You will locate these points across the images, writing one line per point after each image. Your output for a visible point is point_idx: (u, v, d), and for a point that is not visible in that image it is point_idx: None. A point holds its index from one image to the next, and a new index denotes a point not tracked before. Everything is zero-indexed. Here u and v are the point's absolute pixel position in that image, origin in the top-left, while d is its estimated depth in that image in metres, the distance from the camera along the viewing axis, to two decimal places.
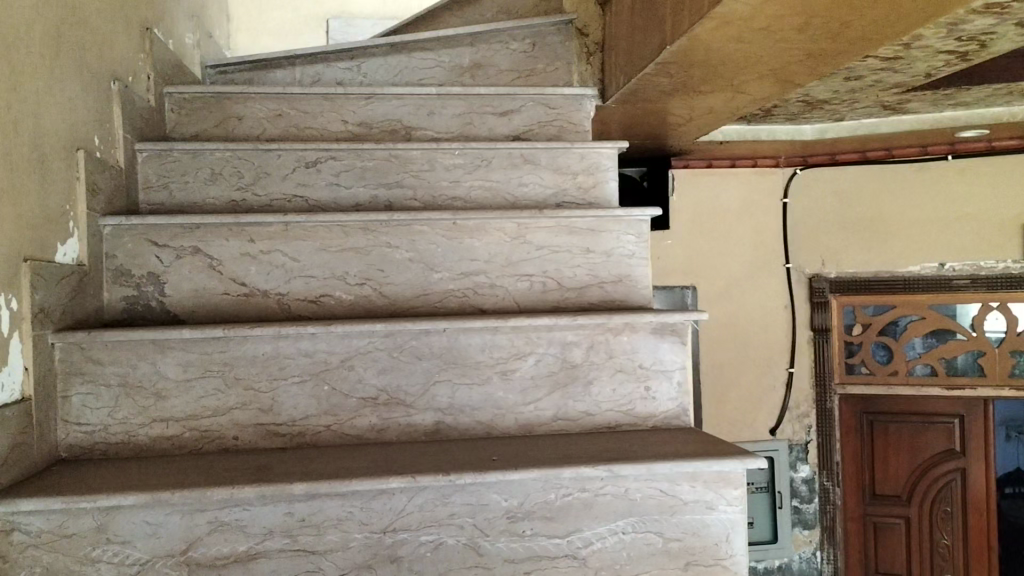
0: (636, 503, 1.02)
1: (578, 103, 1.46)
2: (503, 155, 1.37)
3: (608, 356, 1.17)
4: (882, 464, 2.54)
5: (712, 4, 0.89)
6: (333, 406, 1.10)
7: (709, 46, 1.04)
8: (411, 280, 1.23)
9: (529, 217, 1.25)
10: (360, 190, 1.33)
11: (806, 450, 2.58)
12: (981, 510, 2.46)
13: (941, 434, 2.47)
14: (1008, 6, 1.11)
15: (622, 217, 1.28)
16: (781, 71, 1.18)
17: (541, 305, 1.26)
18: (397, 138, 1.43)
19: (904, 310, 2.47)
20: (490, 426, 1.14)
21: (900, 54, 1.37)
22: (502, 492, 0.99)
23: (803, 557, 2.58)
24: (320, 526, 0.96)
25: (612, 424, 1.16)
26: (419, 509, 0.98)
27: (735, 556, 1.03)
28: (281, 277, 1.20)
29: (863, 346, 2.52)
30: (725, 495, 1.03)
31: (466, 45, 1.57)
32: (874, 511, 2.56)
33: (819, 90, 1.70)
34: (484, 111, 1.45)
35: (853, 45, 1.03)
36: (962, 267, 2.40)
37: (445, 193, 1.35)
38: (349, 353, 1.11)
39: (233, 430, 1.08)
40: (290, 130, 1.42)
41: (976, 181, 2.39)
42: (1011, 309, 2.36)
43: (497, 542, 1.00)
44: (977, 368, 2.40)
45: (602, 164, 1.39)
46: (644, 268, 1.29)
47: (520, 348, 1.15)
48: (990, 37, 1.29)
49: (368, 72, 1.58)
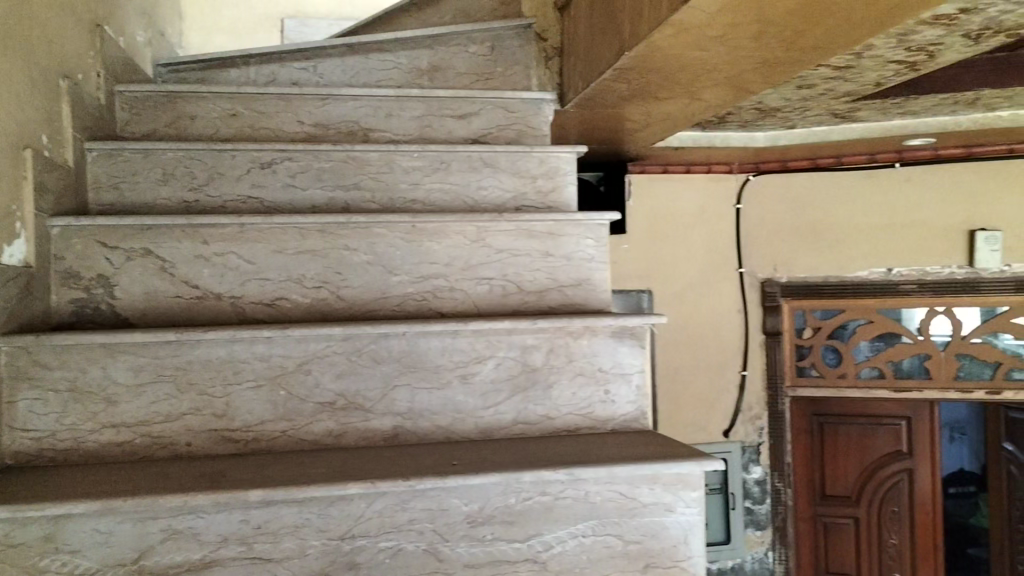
0: (596, 506, 1.02)
1: (537, 107, 1.46)
2: (462, 158, 1.36)
3: (568, 360, 1.17)
4: (832, 465, 2.62)
5: (670, 11, 0.90)
6: (290, 411, 1.09)
7: (667, 52, 1.05)
8: (369, 283, 1.22)
9: (488, 220, 1.25)
10: (317, 192, 1.31)
11: (759, 451, 2.61)
12: (927, 511, 2.57)
13: (889, 436, 2.58)
14: (956, 17, 1.14)
15: (581, 220, 1.28)
16: (736, 79, 1.19)
17: (502, 309, 1.26)
18: (354, 140, 1.42)
19: (853, 314, 2.52)
20: (449, 430, 1.13)
21: (852, 64, 1.40)
22: (462, 497, 0.99)
23: (756, 557, 2.60)
24: (276, 534, 0.94)
25: (571, 428, 1.17)
26: (378, 514, 0.97)
27: (695, 557, 1.04)
28: (235, 280, 1.18)
29: (813, 348, 2.57)
30: (683, 497, 1.04)
31: (424, 46, 1.55)
32: (824, 511, 2.63)
33: (773, 98, 1.73)
34: (443, 114, 1.45)
35: (806, 54, 1.06)
36: (909, 272, 2.45)
37: (404, 196, 1.34)
38: (306, 356, 1.10)
39: (186, 436, 1.06)
40: (244, 130, 1.40)
41: (922, 188, 2.45)
42: (955, 312, 2.42)
43: (457, 547, 0.99)
44: (922, 371, 2.47)
45: (561, 168, 1.39)
46: (603, 272, 1.30)
47: (479, 352, 1.15)
48: (938, 47, 1.32)
49: (325, 73, 1.56)
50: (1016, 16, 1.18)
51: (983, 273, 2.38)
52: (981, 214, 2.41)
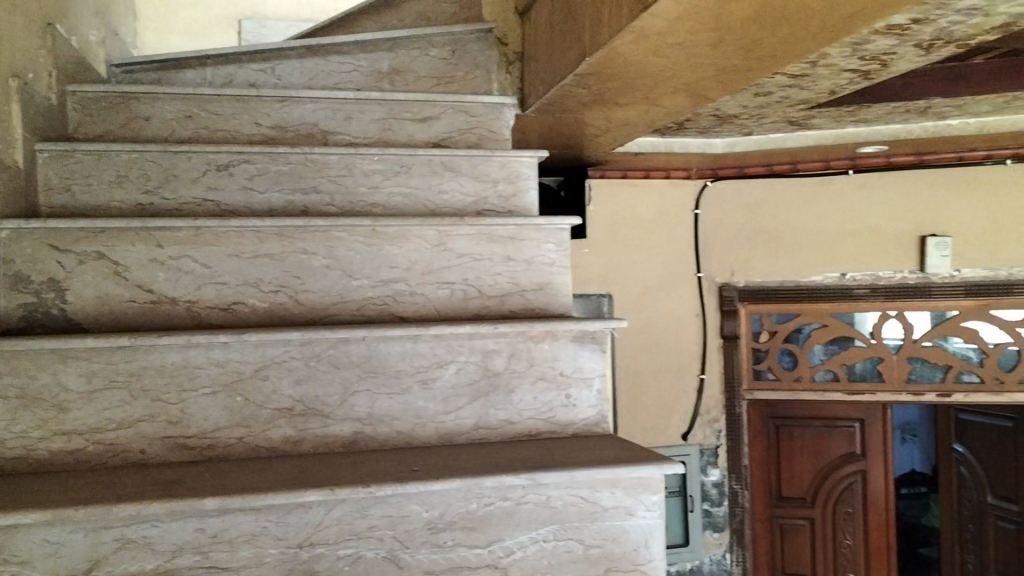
0: (558, 510, 1.02)
1: (497, 112, 1.46)
2: (423, 162, 1.36)
3: (529, 364, 1.17)
4: (788, 467, 2.68)
5: (630, 18, 0.90)
6: (246, 418, 1.07)
7: (627, 59, 1.06)
8: (328, 287, 1.21)
9: (450, 224, 1.25)
10: (276, 195, 1.30)
11: (716, 454, 2.62)
12: (879, 511, 2.68)
13: (844, 437, 2.66)
14: (908, 27, 1.16)
15: (542, 224, 1.28)
16: (695, 86, 1.21)
17: (463, 313, 1.26)
18: (313, 142, 1.41)
19: (808, 318, 2.57)
20: (410, 436, 1.12)
21: (807, 72, 1.42)
22: (422, 503, 0.98)
23: (714, 559, 2.62)
24: (232, 542, 0.93)
25: (532, 432, 1.16)
26: (337, 522, 0.95)
27: (655, 561, 1.05)
28: (190, 284, 1.16)
29: (769, 352, 2.60)
30: (643, 501, 1.04)
31: (384, 49, 1.54)
32: (781, 512, 2.68)
33: (730, 105, 1.75)
34: (404, 117, 1.44)
35: (764, 61, 1.07)
36: (862, 277, 2.50)
37: (364, 199, 1.33)
38: (263, 361, 1.08)
39: (140, 444, 1.04)
40: (200, 132, 1.38)
41: (874, 195, 2.51)
42: (907, 316, 2.48)
43: (418, 553, 0.98)
44: (875, 373, 2.54)
45: (522, 172, 1.39)
46: (565, 276, 1.30)
47: (440, 357, 1.14)
48: (891, 57, 1.34)
49: (283, 75, 1.54)
50: (965, 27, 1.21)
51: (933, 278, 2.44)
52: (932, 221, 2.46)
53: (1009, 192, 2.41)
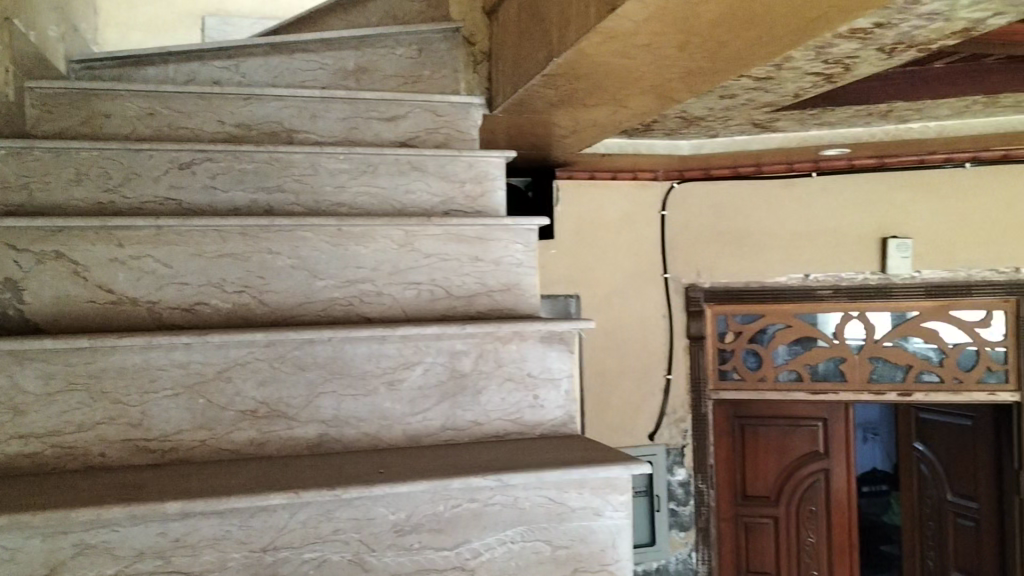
0: (525, 512, 1.02)
1: (465, 112, 1.46)
2: (390, 161, 1.35)
3: (496, 365, 1.16)
4: (752, 466, 2.71)
5: (598, 18, 0.90)
6: (209, 420, 1.05)
7: (594, 60, 1.06)
8: (292, 287, 1.19)
9: (417, 224, 1.24)
10: (239, 194, 1.28)
11: (682, 454, 2.64)
12: (842, 510, 2.72)
13: (807, 436, 2.71)
14: (871, 31, 1.18)
15: (509, 225, 1.28)
16: (662, 88, 1.21)
17: (429, 314, 1.25)
18: (278, 141, 1.39)
19: (773, 318, 2.60)
20: (376, 438, 1.11)
21: (772, 75, 1.44)
22: (389, 505, 0.97)
23: (680, 558, 2.63)
24: (194, 547, 0.91)
25: (499, 433, 1.16)
26: (302, 525, 0.94)
27: (621, 561, 1.05)
28: (151, 284, 1.14)
29: (735, 352, 2.62)
30: (610, 501, 1.04)
31: (350, 47, 1.53)
32: (745, 511, 2.71)
33: (696, 107, 1.76)
34: (370, 116, 1.43)
35: (729, 63, 1.07)
36: (825, 278, 2.53)
37: (329, 199, 1.32)
38: (226, 363, 1.06)
39: (100, 447, 1.02)
40: (162, 131, 1.36)
41: (837, 196, 2.54)
42: (869, 317, 2.52)
43: (384, 556, 0.97)
44: (837, 373, 2.57)
45: (490, 173, 1.39)
46: (532, 277, 1.30)
47: (407, 358, 1.13)
48: (853, 60, 1.36)
49: (247, 72, 1.51)
50: (926, 31, 1.23)
51: (895, 279, 2.48)
52: (893, 223, 2.51)
53: (968, 194, 2.46)
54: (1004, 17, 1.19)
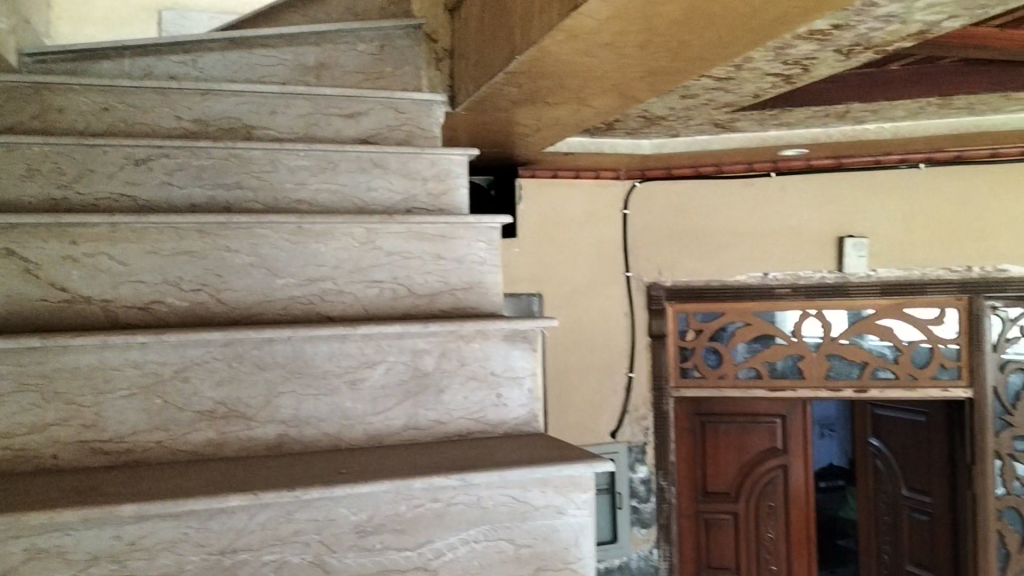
0: (488, 511, 1.01)
1: (427, 109, 1.45)
2: (351, 158, 1.33)
3: (459, 364, 1.16)
4: (713, 462, 2.75)
5: (561, 17, 0.90)
6: (166, 421, 1.03)
7: (557, 58, 1.06)
8: (251, 286, 1.18)
9: (378, 222, 1.22)
10: (196, 191, 1.26)
11: (644, 451, 2.65)
12: (800, 505, 2.77)
13: (766, 433, 2.75)
14: (829, 32, 1.20)
15: (473, 224, 1.27)
16: (624, 87, 1.22)
17: (391, 312, 1.24)
18: (236, 137, 1.37)
19: (732, 317, 2.63)
20: (337, 438, 1.10)
21: (732, 75, 1.45)
22: (351, 506, 0.96)
23: (641, 555, 2.64)
24: (151, 550, 0.89)
25: (462, 432, 1.16)
26: (262, 527, 0.93)
27: (585, 559, 1.05)
28: (106, 282, 1.11)
29: (695, 350, 2.65)
30: (574, 499, 1.04)
31: (310, 43, 1.51)
32: (705, 507, 2.74)
33: (658, 106, 1.77)
34: (330, 113, 1.42)
35: (691, 63, 1.08)
36: (784, 277, 2.57)
37: (289, 196, 1.30)
38: (183, 363, 1.04)
39: (53, 449, 0.99)
40: (118, 126, 1.33)
41: (795, 196, 2.58)
42: (826, 315, 2.57)
43: (345, 557, 0.96)
44: (796, 371, 2.60)
45: (452, 171, 1.38)
46: (495, 276, 1.29)
47: (369, 357, 1.12)
48: (812, 61, 1.38)
49: (205, 67, 1.48)
50: (883, 33, 1.25)
51: (851, 278, 2.53)
52: (850, 222, 2.55)
53: (922, 194, 2.51)
54: (958, 20, 1.21)
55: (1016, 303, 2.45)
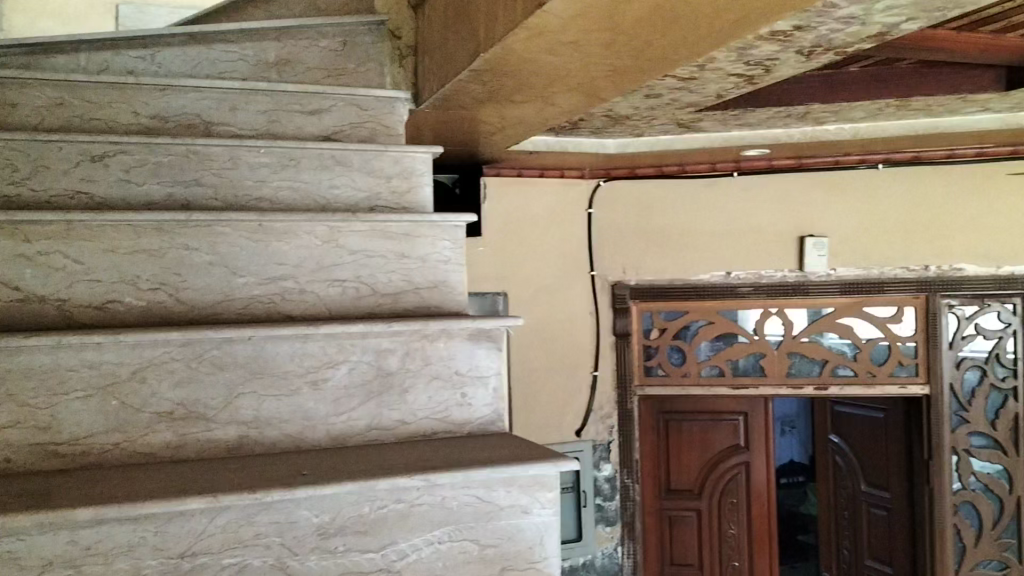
0: (452, 511, 1.01)
1: (390, 106, 1.44)
2: (313, 155, 1.31)
3: (423, 363, 1.15)
4: (677, 460, 2.78)
5: (525, 15, 0.89)
6: (123, 423, 1.01)
7: (522, 56, 1.05)
8: (211, 285, 1.16)
9: (341, 220, 1.21)
10: (154, 187, 1.23)
11: (609, 450, 2.65)
12: (762, 500, 2.82)
13: (728, 430, 2.79)
14: (791, 33, 1.21)
15: (438, 222, 1.26)
16: (588, 86, 1.22)
17: (354, 312, 1.23)
18: (195, 134, 1.35)
19: (695, 315, 2.64)
20: (299, 439, 1.09)
21: (695, 75, 1.46)
22: (312, 508, 0.95)
23: (606, 553, 2.65)
24: (107, 555, 0.87)
25: (426, 432, 1.15)
26: (222, 530, 0.91)
27: (550, 558, 1.05)
28: (61, 281, 1.09)
29: (659, 349, 2.66)
30: (539, 498, 1.04)
31: (271, 38, 1.49)
32: (669, 504, 2.77)
33: (622, 106, 1.77)
34: (292, 109, 1.40)
35: (654, 63, 1.08)
36: (746, 276, 2.60)
37: (249, 193, 1.28)
38: (140, 363, 1.02)
39: (6, 452, 0.97)
40: (73, 121, 1.30)
41: (758, 196, 2.60)
42: (787, 313, 2.60)
43: (307, 560, 0.95)
44: (758, 368, 2.63)
45: (416, 168, 1.37)
46: (459, 275, 1.28)
47: (331, 357, 1.11)
48: (774, 62, 1.39)
49: (164, 62, 1.46)
50: (843, 35, 1.26)
51: (811, 277, 2.56)
52: (810, 222, 2.58)
53: (881, 194, 2.55)
54: (916, 22, 1.23)
55: (970, 300, 2.51)
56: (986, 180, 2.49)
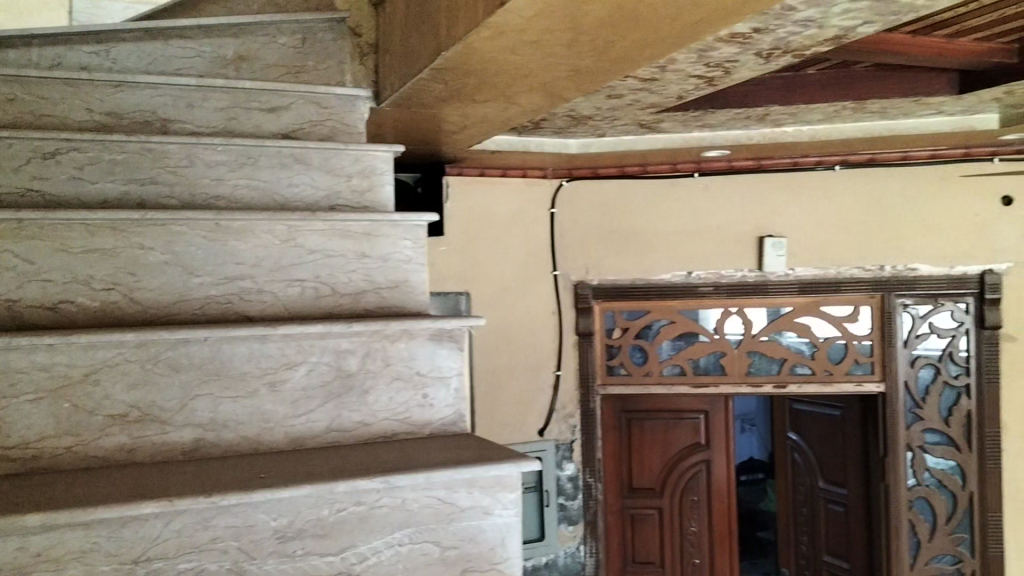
0: (413, 513, 1.00)
1: (351, 104, 1.42)
2: (271, 153, 1.30)
3: (384, 364, 1.14)
4: (638, 458, 2.80)
5: (486, 13, 0.89)
6: (75, 425, 0.99)
7: (484, 55, 1.05)
8: (166, 285, 1.13)
9: (300, 220, 1.20)
10: (109, 185, 1.21)
11: (572, 449, 2.66)
12: (723, 497, 2.83)
13: (690, 429, 2.80)
14: (750, 35, 1.22)
15: (399, 221, 1.25)
16: (550, 85, 1.21)
17: (314, 312, 1.21)
18: (151, 131, 1.32)
19: (657, 314, 2.66)
20: (257, 441, 1.07)
21: (656, 76, 1.47)
22: (270, 511, 0.93)
23: (568, 552, 2.65)
24: (58, 561, 0.85)
25: (387, 433, 1.14)
26: (177, 534, 0.89)
27: (511, 559, 1.05)
28: (10, 282, 1.06)
29: (621, 348, 2.68)
30: (500, 499, 1.04)
31: (229, 35, 1.47)
32: (631, 503, 2.79)
33: (584, 106, 1.78)
34: (250, 107, 1.38)
35: (616, 63, 1.09)
36: (707, 276, 2.63)
37: (206, 192, 1.26)
38: (93, 365, 1.00)
39: None
40: (25, 117, 1.27)
41: (718, 196, 2.63)
42: (747, 312, 2.63)
43: (265, 564, 0.94)
44: (718, 368, 2.65)
45: (377, 167, 1.36)
46: (421, 274, 1.28)
47: (290, 358, 1.10)
48: (733, 64, 1.41)
49: (119, 58, 1.43)
50: (801, 38, 1.28)
51: (770, 276, 2.60)
52: (769, 222, 2.61)
53: (839, 194, 2.59)
54: (871, 26, 1.25)
55: (924, 299, 2.55)
56: (940, 183, 2.54)
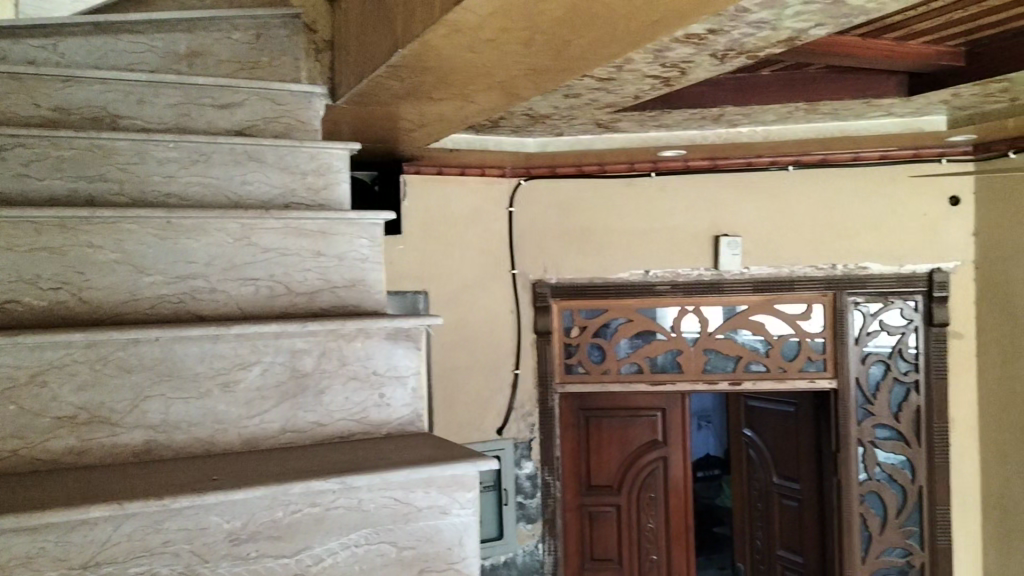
0: (369, 514, 0.99)
1: (305, 101, 1.41)
2: (224, 150, 1.28)
3: (339, 364, 1.13)
4: (596, 456, 2.81)
5: (444, 11, 0.89)
6: (21, 428, 0.97)
7: (441, 53, 1.04)
8: (116, 284, 1.11)
9: (254, 218, 1.18)
10: (56, 182, 1.18)
11: (530, 447, 2.67)
12: (680, 494, 2.85)
13: (647, 426, 2.83)
14: (705, 36, 1.23)
15: (355, 220, 1.24)
16: (507, 84, 1.21)
17: (268, 311, 1.20)
18: (100, 127, 1.29)
19: (614, 313, 2.68)
20: (210, 442, 1.06)
21: (613, 75, 1.48)
22: (223, 513, 0.92)
23: (527, 550, 2.66)
24: (3, 567, 0.83)
25: (343, 433, 1.13)
26: (128, 538, 0.88)
27: (468, 558, 1.04)
28: None
29: (579, 346, 2.69)
30: (458, 498, 1.04)
31: (181, 30, 1.44)
32: (590, 501, 2.81)
33: (542, 104, 1.79)
34: (202, 103, 1.35)
35: (572, 62, 1.09)
36: (663, 275, 2.65)
37: (157, 189, 1.24)
38: (40, 366, 0.98)
39: None
40: None
41: (675, 196, 2.66)
42: (703, 311, 2.66)
43: (218, 567, 0.92)
44: (675, 366, 2.68)
45: (333, 166, 1.34)
46: (377, 272, 1.27)
47: (244, 358, 1.08)
48: (689, 64, 1.42)
49: (67, 52, 1.39)
50: (755, 39, 1.29)
51: (726, 275, 2.63)
52: (724, 221, 2.65)
53: (793, 194, 2.63)
54: (823, 28, 1.27)
55: (874, 298, 2.61)
56: (890, 183, 2.60)
